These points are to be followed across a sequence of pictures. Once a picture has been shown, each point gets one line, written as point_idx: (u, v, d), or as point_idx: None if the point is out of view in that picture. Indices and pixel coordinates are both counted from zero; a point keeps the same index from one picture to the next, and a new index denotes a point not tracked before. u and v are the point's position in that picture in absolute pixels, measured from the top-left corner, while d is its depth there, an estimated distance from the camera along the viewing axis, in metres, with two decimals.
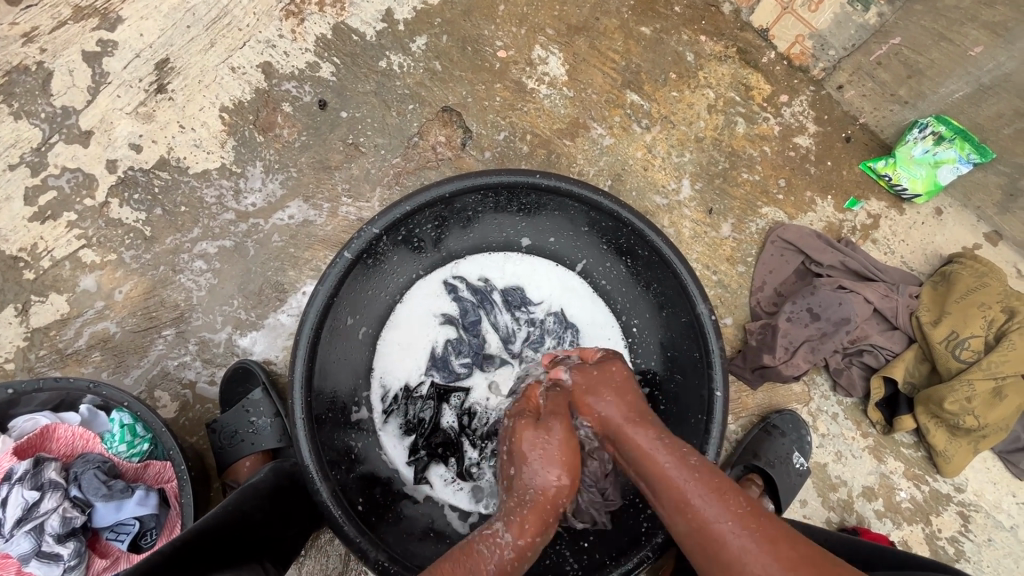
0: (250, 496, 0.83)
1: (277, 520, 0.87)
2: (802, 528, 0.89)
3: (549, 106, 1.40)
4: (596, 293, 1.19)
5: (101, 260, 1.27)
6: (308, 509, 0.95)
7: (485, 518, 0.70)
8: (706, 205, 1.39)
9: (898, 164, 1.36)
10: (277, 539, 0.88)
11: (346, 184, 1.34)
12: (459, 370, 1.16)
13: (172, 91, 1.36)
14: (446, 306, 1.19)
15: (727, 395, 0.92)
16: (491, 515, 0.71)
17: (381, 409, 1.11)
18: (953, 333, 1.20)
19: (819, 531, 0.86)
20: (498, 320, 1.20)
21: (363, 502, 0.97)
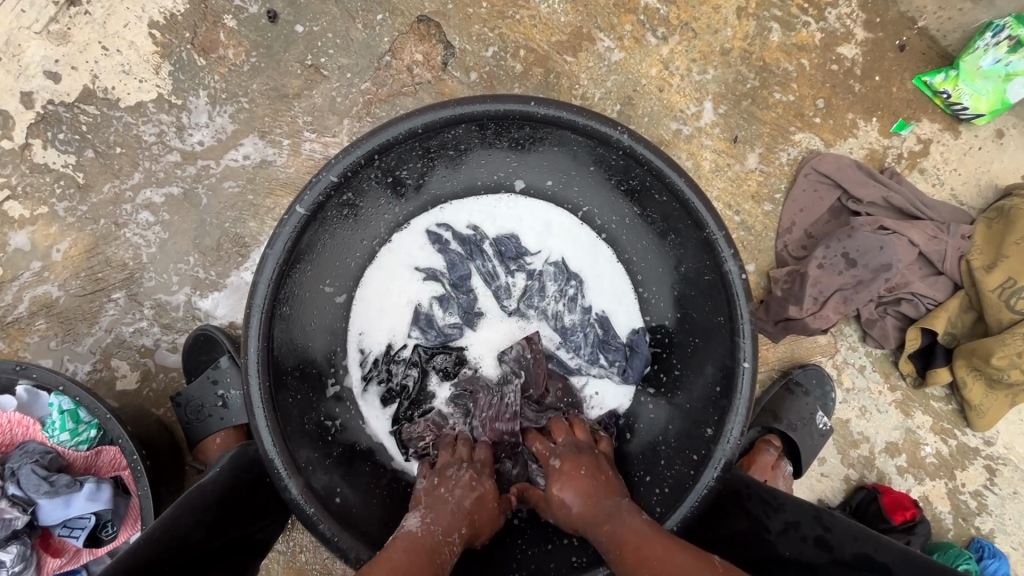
0: (189, 510, 0.71)
1: (233, 524, 0.77)
2: (845, 527, 0.80)
3: (547, 13, 1.16)
4: (602, 240, 1.02)
5: (31, 214, 1.10)
6: (279, 498, 0.87)
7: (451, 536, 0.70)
8: (731, 132, 1.19)
9: (960, 79, 1.15)
10: (240, 542, 0.78)
11: (308, 116, 1.14)
12: (448, 330, 1.01)
13: (87, 3, 1.11)
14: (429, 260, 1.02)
15: (756, 366, 0.79)
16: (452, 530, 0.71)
17: (359, 376, 0.98)
18: (1010, 280, 1.05)
19: (864, 536, 0.77)
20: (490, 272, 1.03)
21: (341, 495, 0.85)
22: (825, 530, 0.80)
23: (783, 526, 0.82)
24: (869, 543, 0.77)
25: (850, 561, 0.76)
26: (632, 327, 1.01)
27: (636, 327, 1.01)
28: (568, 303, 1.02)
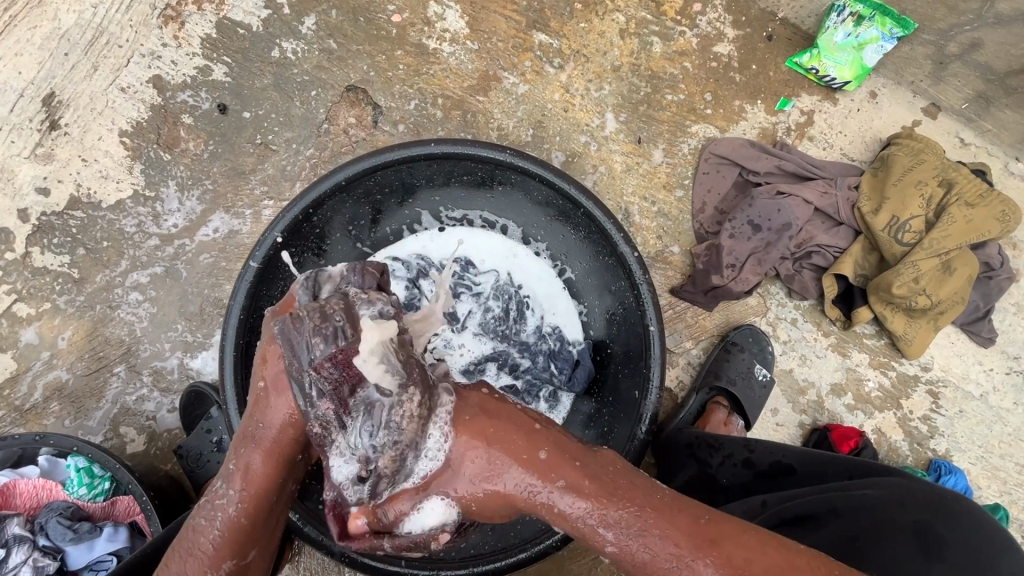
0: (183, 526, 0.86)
1: None
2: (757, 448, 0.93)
3: (456, 64, 1.34)
4: (536, 258, 1.19)
5: (36, 311, 1.25)
6: None
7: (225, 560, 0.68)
8: (634, 135, 1.35)
9: (822, 55, 1.31)
10: None
11: (264, 186, 1.31)
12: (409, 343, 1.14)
13: (66, 125, 1.30)
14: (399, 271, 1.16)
15: (662, 327, 0.94)
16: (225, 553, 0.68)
17: None
18: (894, 218, 1.17)
19: (777, 448, 0.91)
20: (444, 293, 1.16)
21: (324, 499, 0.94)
22: (750, 452, 0.93)
23: (722, 460, 0.95)
24: (780, 452, 0.90)
25: (769, 471, 0.90)
26: (572, 337, 1.16)
27: (575, 337, 1.16)
28: (517, 311, 1.17)
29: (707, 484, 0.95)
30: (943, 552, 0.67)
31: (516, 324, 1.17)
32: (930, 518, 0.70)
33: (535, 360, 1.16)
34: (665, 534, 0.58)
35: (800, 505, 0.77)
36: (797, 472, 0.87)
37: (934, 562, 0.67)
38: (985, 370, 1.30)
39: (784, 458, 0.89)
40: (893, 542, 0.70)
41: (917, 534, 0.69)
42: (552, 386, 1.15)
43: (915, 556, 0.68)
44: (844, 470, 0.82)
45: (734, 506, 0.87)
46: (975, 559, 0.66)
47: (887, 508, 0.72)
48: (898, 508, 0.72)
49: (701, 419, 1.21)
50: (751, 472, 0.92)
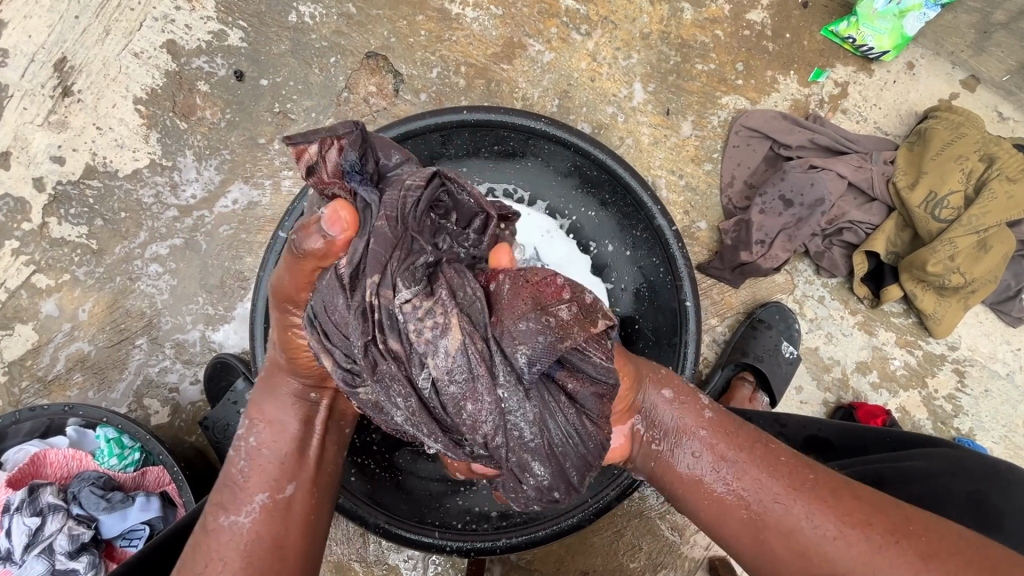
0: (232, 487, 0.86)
1: None
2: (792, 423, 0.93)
3: (479, 30, 1.30)
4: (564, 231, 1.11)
5: (56, 283, 1.24)
6: None
7: (255, 496, 0.70)
8: (662, 106, 1.31)
9: (861, 23, 1.26)
10: None
11: (283, 157, 1.28)
12: None
13: (79, 92, 1.27)
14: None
15: (699, 303, 0.96)
16: (255, 488, 0.70)
17: None
18: (932, 193, 1.14)
19: (812, 422, 0.90)
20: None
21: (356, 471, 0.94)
22: (781, 427, 0.92)
23: None
24: (816, 425, 0.89)
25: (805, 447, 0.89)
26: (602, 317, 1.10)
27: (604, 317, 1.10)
28: None
29: None
30: (998, 523, 0.69)
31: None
32: (985, 488, 0.71)
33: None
34: (767, 477, 0.71)
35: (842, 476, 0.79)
36: (833, 445, 0.87)
37: (991, 533, 0.68)
38: (1012, 350, 1.29)
39: (820, 430, 0.89)
40: (948, 510, 0.71)
41: (974, 502, 0.70)
42: None
43: (973, 526, 0.69)
44: (891, 443, 0.82)
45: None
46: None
47: (940, 479, 0.73)
48: (951, 479, 0.72)
49: (725, 395, 1.21)
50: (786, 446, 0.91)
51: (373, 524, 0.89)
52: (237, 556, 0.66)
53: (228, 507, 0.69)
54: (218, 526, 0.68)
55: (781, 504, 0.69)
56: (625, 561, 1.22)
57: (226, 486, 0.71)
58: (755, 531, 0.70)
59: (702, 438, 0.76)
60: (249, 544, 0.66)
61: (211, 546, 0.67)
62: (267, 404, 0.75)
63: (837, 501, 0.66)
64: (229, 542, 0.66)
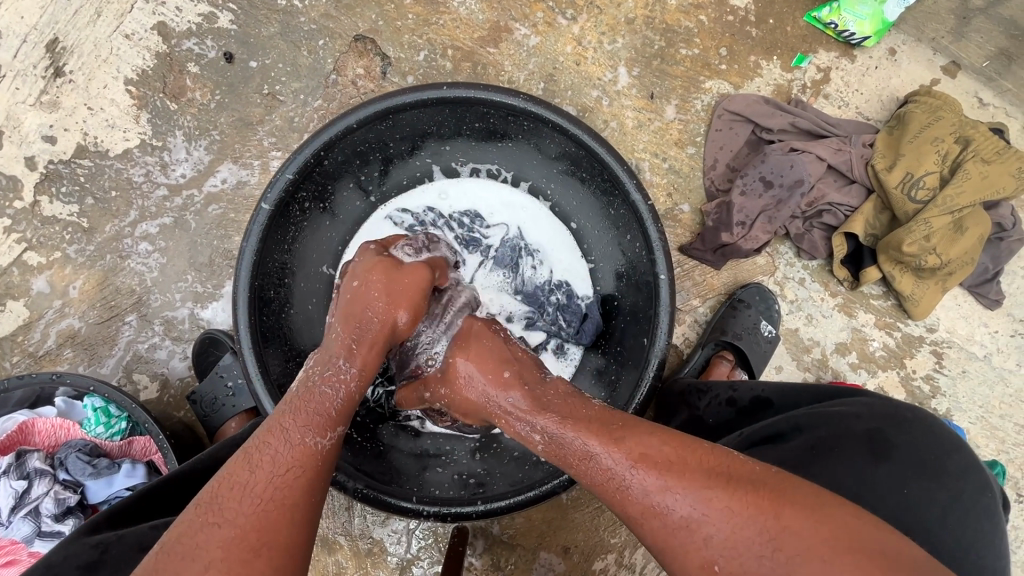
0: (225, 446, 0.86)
1: None
2: (740, 388, 0.90)
3: (466, 14, 1.31)
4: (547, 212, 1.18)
5: (47, 260, 1.26)
6: None
7: (334, 429, 0.71)
8: (647, 90, 1.32)
9: (842, 9, 1.27)
10: None
11: (272, 138, 1.29)
12: None
13: (71, 72, 1.29)
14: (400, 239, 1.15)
15: (673, 277, 0.94)
16: (336, 421, 0.72)
17: None
18: (908, 175, 1.16)
19: (756, 384, 0.87)
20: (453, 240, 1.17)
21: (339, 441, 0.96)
22: (733, 391, 0.90)
23: (709, 400, 0.94)
24: (759, 386, 0.87)
25: (749, 407, 0.86)
26: (582, 292, 1.16)
27: (585, 293, 1.16)
28: (527, 266, 1.18)
29: (694, 426, 0.94)
30: (887, 455, 0.68)
31: (527, 272, 1.18)
32: (882, 425, 0.70)
33: (548, 310, 1.16)
34: (624, 461, 0.64)
35: (766, 429, 0.77)
36: (772, 403, 0.84)
37: (883, 463, 0.68)
38: (990, 332, 1.31)
39: (762, 391, 0.86)
40: (851, 451, 0.69)
41: (871, 438, 0.69)
42: (560, 338, 1.16)
43: (866, 460, 0.68)
44: (815, 395, 0.79)
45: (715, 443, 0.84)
46: (921, 460, 0.67)
47: (843, 422, 0.71)
48: (853, 420, 0.71)
49: (705, 373, 1.23)
50: (733, 410, 0.89)
51: (350, 488, 0.88)
52: (284, 476, 0.65)
53: (306, 427, 0.69)
54: (299, 444, 0.68)
55: (630, 482, 0.63)
56: (606, 537, 1.24)
57: (309, 408, 0.72)
58: (621, 504, 0.64)
59: (524, 415, 0.74)
60: (313, 466, 0.67)
61: (265, 459, 0.66)
62: (365, 350, 0.78)
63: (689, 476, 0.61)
64: (296, 459, 0.66)
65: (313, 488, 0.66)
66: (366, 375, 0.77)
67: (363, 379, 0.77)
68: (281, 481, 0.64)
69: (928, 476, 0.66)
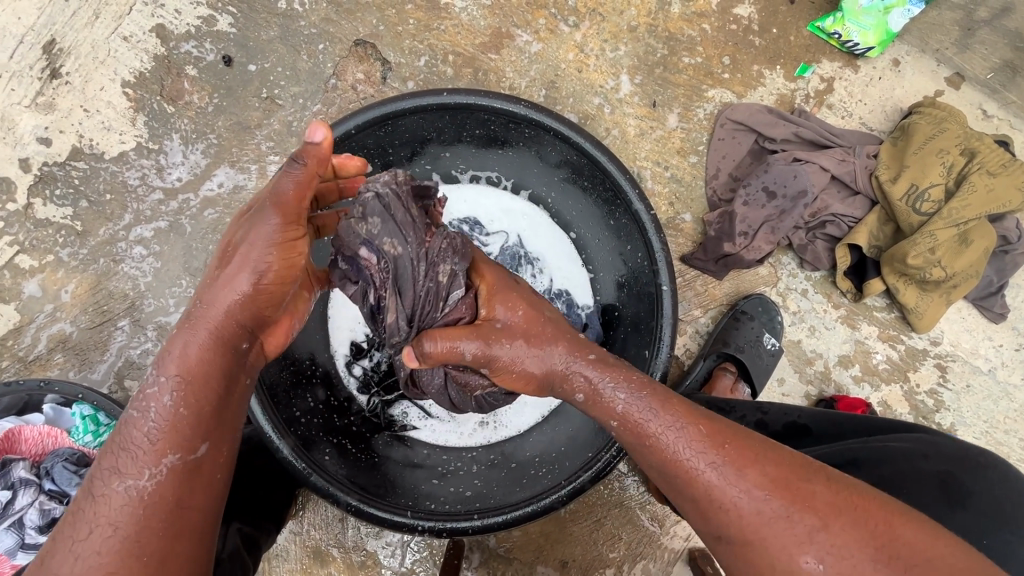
0: None
1: None
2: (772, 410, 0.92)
3: (467, 20, 1.30)
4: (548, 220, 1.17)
5: (39, 263, 1.24)
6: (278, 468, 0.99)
7: (164, 457, 0.60)
8: (649, 98, 1.31)
9: (846, 19, 1.26)
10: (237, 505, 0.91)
11: (270, 142, 1.28)
12: None
13: (67, 74, 1.27)
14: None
15: (675, 288, 0.92)
16: (165, 446, 0.60)
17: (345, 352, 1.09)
18: (913, 186, 1.15)
19: (791, 408, 0.90)
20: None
21: (332, 451, 0.95)
22: (763, 413, 0.91)
23: (734, 421, 0.94)
24: (795, 411, 0.90)
25: (783, 432, 0.89)
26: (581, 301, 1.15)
27: (585, 302, 1.14)
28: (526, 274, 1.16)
29: None
30: (962, 500, 0.71)
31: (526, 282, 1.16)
32: (954, 469, 0.72)
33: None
34: (709, 452, 0.65)
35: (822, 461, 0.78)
36: (811, 432, 0.87)
37: (956, 509, 0.71)
38: (994, 346, 1.29)
39: (799, 417, 0.89)
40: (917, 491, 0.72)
41: (945, 483, 0.72)
42: None
43: (941, 506, 0.71)
44: (861, 428, 0.83)
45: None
46: (995, 506, 0.70)
47: (910, 461, 0.74)
48: (921, 460, 0.74)
49: (707, 385, 1.21)
50: (764, 433, 0.91)
51: (341, 500, 0.87)
52: (120, 532, 0.57)
53: (116, 471, 0.58)
54: (107, 492, 0.58)
55: (693, 460, 0.65)
56: (604, 551, 1.22)
57: (121, 444, 0.60)
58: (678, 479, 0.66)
59: (614, 382, 0.71)
60: (136, 515, 0.57)
61: (97, 511, 0.57)
62: (184, 356, 0.63)
63: (771, 481, 0.62)
64: (117, 513, 0.57)
65: (149, 542, 0.57)
66: (196, 379, 0.62)
67: (184, 392, 0.61)
68: (94, 546, 0.56)
69: (1000, 523, 0.69)
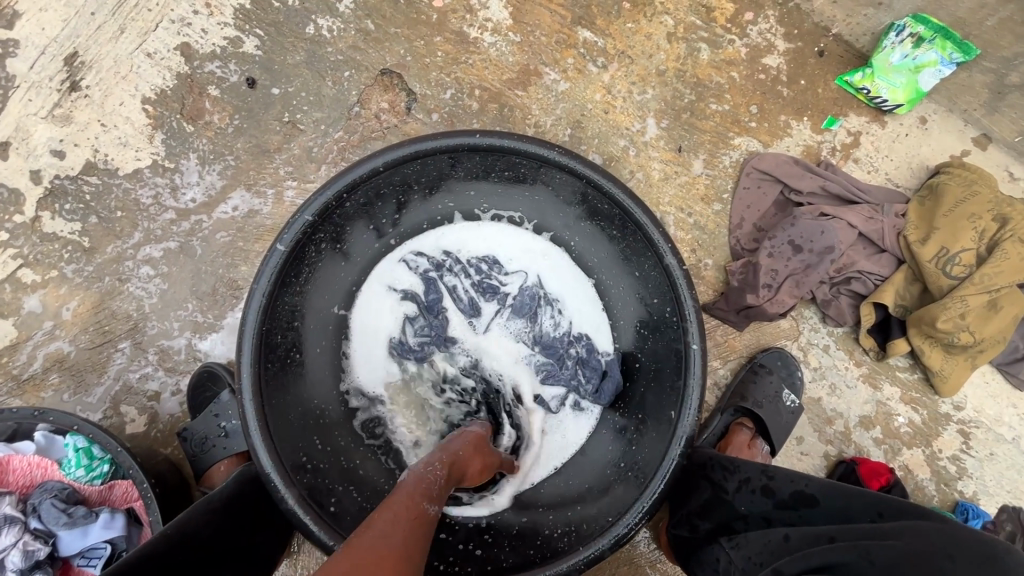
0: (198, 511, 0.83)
1: (230, 530, 0.86)
2: (779, 472, 0.85)
3: (496, 55, 1.29)
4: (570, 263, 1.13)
5: (42, 278, 1.20)
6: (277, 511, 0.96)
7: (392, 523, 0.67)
8: (675, 143, 1.30)
9: (876, 75, 1.27)
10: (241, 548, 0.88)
11: (288, 167, 1.25)
12: (422, 346, 1.10)
13: (87, 87, 1.25)
14: (415, 283, 1.12)
15: (705, 347, 0.88)
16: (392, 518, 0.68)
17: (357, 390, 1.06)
18: (943, 249, 1.13)
19: (798, 475, 0.83)
20: (468, 289, 1.13)
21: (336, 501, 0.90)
22: (769, 478, 0.85)
23: (738, 484, 0.89)
24: (802, 480, 0.83)
25: (789, 501, 0.82)
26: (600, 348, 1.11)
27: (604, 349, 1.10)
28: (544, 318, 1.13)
29: (720, 509, 0.89)
30: None
31: (544, 325, 1.13)
32: None
33: (565, 365, 1.10)
34: None
35: (825, 552, 0.69)
36: (817, 502, 0.80)
37: None
38: (1019, 414, 1.26)
39: (806, 486, 0.82)
40: None
41: None
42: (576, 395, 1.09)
43: None
44: (872, 506, 0.74)
45: (754, 537, 0.81)
46: None
47: (931, 561, 0.62)
48: (947, 562, 0.62)
49: (724, 441, 1.17)
50: (770, 500, 0.84)
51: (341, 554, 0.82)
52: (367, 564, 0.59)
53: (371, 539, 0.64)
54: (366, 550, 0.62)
55: None
56: None
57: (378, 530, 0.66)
58: None
59: None
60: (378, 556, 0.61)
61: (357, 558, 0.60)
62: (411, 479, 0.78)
63: None
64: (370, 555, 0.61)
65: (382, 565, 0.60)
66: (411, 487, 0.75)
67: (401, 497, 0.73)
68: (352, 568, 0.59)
69: None
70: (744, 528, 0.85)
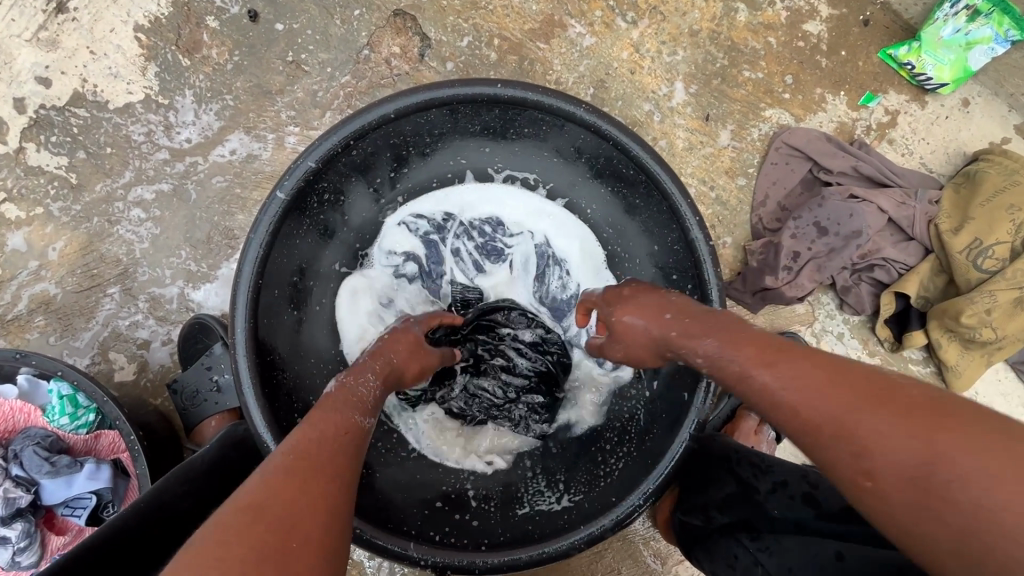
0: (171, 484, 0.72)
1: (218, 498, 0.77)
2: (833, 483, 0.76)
3: (518, 2, 1.20)
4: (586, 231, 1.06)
5: (27, 215, 1.14)
6: None
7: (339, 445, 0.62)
8: (702, 111, 1.22)
9: (923, 50, 1.18)
10: None
11: (290, 111, 1.18)
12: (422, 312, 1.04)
13: (75, 9, 1.15)
14: (415, 245, 1.05)
15: None
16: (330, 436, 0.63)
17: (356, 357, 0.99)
18: (976, 241, 1.08)
19: None
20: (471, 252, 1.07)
21: None
22: (812, 486, 0.77)
23: (772, 486, 0.80)
24: None
25: (836, 514, 0.73)
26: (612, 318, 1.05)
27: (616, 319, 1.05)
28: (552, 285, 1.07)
29: (747, 508, 0.80)
30: None
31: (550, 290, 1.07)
32: None
33: (571, 336, 1.07)
34: None
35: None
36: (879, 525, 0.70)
37: None
38: None
39: None
40: None
41: None
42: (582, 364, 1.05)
43: None
44: None
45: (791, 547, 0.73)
46: None
47: None
48: None
49: (729, 426, 1.14)
50: (811, 508, 0.76)
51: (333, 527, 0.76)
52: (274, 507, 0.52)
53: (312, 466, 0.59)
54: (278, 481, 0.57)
55: None
56: None
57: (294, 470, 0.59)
58: None
59: None
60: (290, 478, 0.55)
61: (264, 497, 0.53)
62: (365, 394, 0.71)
63: None
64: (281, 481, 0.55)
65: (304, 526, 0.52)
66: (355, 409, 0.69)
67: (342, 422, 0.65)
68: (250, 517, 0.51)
69: None
70: (771, 531, 0.77)
